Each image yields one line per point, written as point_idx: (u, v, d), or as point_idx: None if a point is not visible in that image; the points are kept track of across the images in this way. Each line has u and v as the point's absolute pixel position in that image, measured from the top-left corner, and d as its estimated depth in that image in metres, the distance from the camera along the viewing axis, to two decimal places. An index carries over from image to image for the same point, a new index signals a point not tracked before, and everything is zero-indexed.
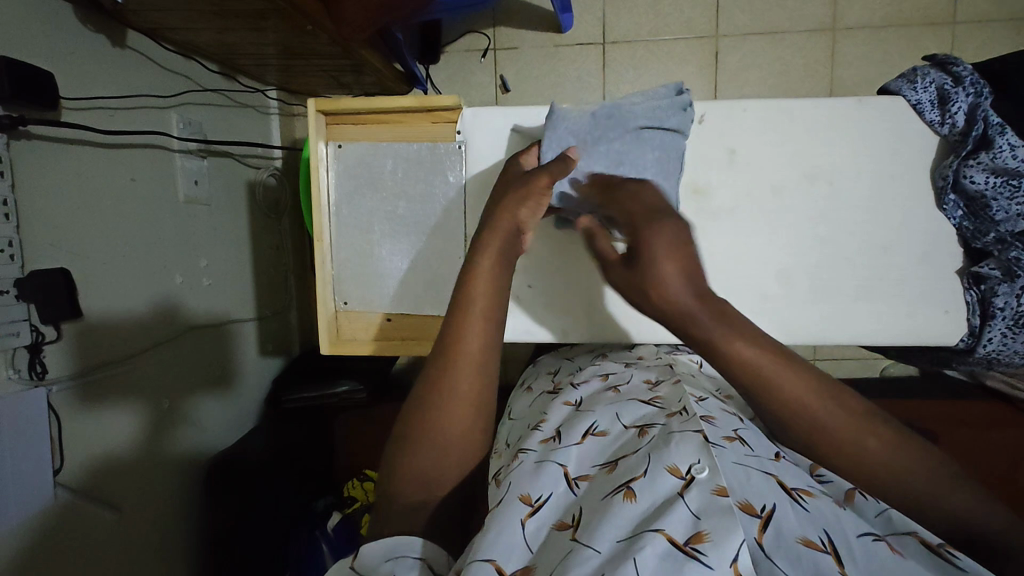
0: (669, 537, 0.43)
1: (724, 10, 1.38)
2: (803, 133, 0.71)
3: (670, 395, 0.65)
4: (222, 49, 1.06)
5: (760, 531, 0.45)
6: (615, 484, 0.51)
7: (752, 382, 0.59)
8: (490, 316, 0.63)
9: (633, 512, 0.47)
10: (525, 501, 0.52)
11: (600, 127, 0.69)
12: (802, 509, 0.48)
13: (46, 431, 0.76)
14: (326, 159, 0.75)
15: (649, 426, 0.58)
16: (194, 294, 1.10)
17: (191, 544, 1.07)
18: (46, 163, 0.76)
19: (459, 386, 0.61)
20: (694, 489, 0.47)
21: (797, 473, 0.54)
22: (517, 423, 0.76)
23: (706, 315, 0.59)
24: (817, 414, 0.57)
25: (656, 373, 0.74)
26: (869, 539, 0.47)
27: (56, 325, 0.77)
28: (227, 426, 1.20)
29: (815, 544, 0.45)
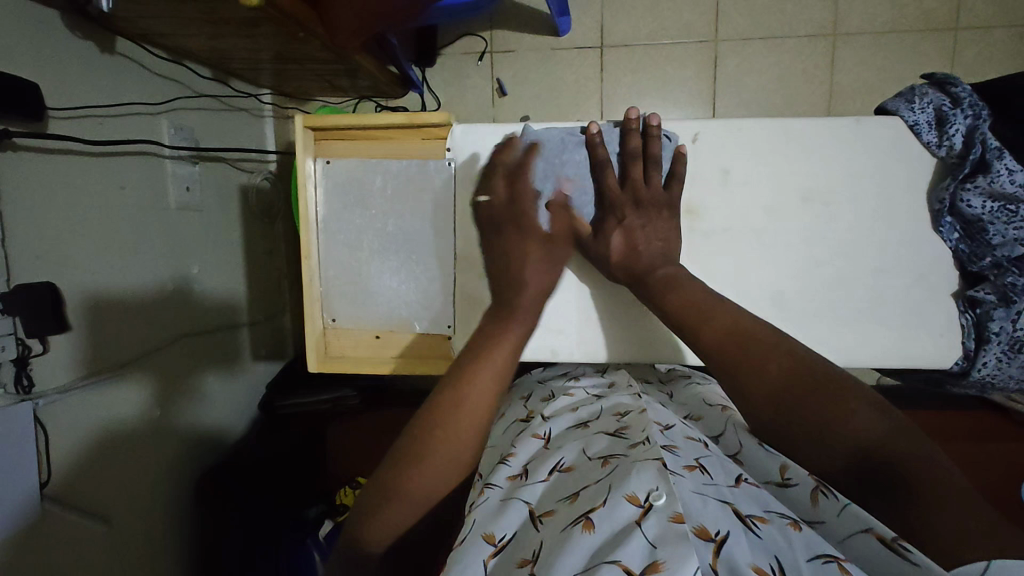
0: (624, 568, 0.44)
1: (723, 13, 1.37)
2: (799, 152, 0.70)
3: (635, 424, 0.67)
4: (214, 54, 1.05)
5: (713, 556, 0.46)
6: (575, 515, 0.53)
7: (682, 318, 0.64)
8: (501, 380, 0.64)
9: (589, 541, 0.49)
10: (489, 540, 0.56)
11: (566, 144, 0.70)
12: (755, 537, 0.49)
13: (32, 445, 0.75)
14: (315, 174, 0.74)
15: (612, 457, 0.61)
16: (184, 302, 1.09)
17: (180, 553, 1.06)
18: (30, 174, 0.75)
19: (454, 444, 0.60)
20: (651, 517, 0.49)
21: (758, 495, 0.55)
22: (490, 451, 0.78)
23: (657, 271, 0.67)
24: (734, 342, 0.61)
25: (626, 402, 0.76)
26: (820, 561, 0.46)
27: (42, 338, 0.76)
28: (218, 432, 1.20)
29: (765, 573, 0.45)
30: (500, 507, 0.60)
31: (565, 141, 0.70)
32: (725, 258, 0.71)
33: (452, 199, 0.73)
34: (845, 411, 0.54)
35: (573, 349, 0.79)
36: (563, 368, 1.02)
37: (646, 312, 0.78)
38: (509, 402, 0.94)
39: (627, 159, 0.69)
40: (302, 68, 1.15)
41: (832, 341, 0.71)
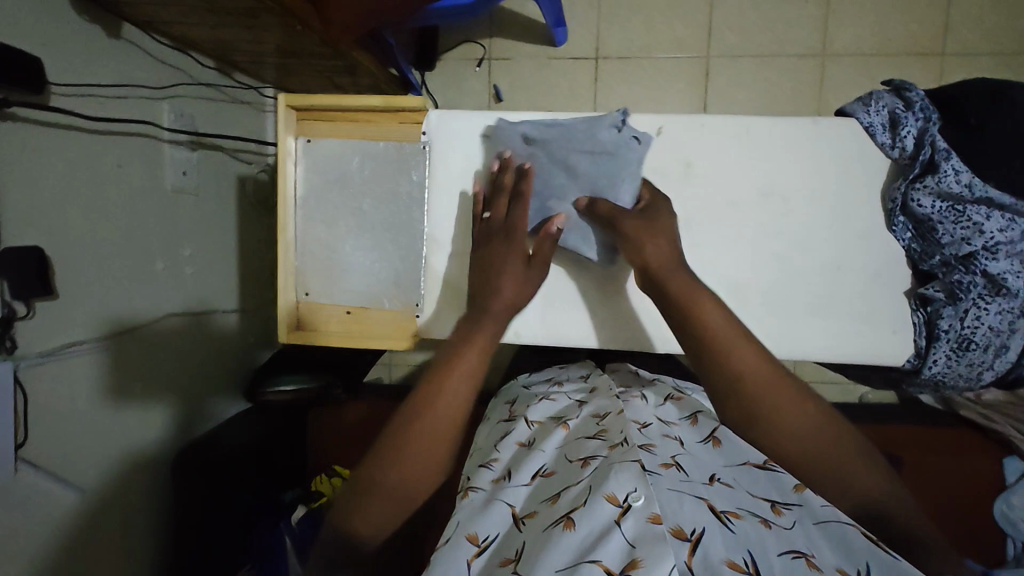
0: (606, 569, 0.48)
1: (715, 31, 1.41)
2: (760, 148, 0.72)
3: (614, 426, 0.69)
4: (218, 45, 1.09)
5: (688, 555, 0.49)
6: (557, 515, 0.57)
7: (713, 346, 0.66)
8: (474, 374, 0.66)
9: (573, 540, 0.52)
10: (471, 539, 0.60)
11: (540, 140, 0.72)
12: (729, 532, 0.52)
13: (11, 405, 0.77)
14: (296, 152, 0.76)
15: (592, 458, 0.63)
16: (175, 283, 1.11)
17: (151, 530, 1.07)
18: (29, 144, 0.78)
19: (416, 442, 0.62)
20: (630, 517, 0.52)
21: (730, 495, 0.57)
22: (476, 453, 0.82)
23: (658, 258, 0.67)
24: (768, 381, 0.64)
25: (604, 404, 0.77)
26: (789, 557, 0.49)
27: (28, 301, 0.78)
28: (200, 414, 1.21)
29: (739, 566, 0.48)
30: (484, 506, 0.63)
31: (528, 137, 0.73)
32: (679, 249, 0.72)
33: (429, 181, 0.75)
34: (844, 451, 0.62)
35: (535, 331, 0.81)
36: (548, 375, 1.06)
37: (616, 301, 0.80)
38: (494, 407, 0.97)
39: (592, 157, 0.71)
40: (303, 63, 1.19)
41: (784, 336, 0.72)
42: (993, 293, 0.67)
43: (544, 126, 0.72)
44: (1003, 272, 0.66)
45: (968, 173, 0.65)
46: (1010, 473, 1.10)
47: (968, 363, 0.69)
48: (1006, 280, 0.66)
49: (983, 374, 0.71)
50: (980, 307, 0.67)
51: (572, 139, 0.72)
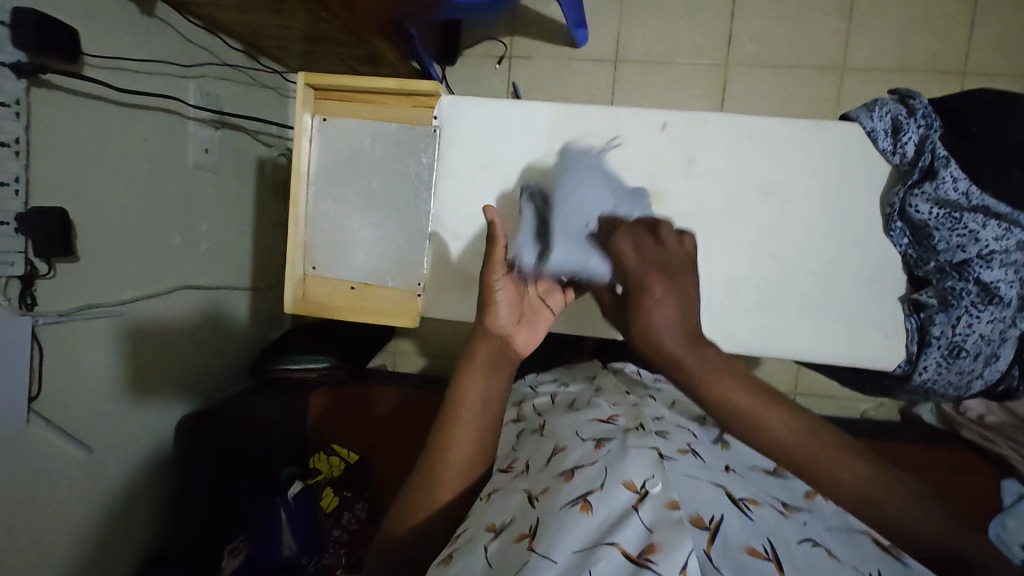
0: (623, 551, 0.51)
1: (735, 40, 1.42)
2: (760, 149, 0.72)
3: (626, 416, 0.76)
4: (246, 29, 1.13)
5: (707, 544, 0.52)
6: (573, 496, 0.59)
7: (729, 419, 0.58)
8: (492, 371, 0.67)
9: (590, 522, 0.55)
10: (488, 529, 0.59)
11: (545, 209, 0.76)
12: (748, 519, 0.57)
13: (28, 359, 0.80)
14: (311, 129, 0.79)
15: (606, 441, 0.68)
16: (190, 256, 1.15)
17: (152, 495, 1.10)
18: (59, 110, 0.81)
19: (455, 455, 0.64)
20: (647, 504, 0.56)
21: (738, 485, 0.64)
22: None
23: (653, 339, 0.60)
24: (792, 446, 0.56)
25: (615, 399, 0.85)
26: (807, 544, 0.56)
27: (50, 261, 0.82)
28: (207, 386, 1.24)
29: (758, 552, 0.53)
30: (505, 495, 0.64)
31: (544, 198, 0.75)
32: None
33: (436, 163, 0.77)
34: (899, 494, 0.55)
35: None
36: (554, 374, 1.09)
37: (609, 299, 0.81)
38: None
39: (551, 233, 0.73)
40: (327, 51, 1.23)
41: (776, 336, 0.73)
42: (985, 302, 0.67)
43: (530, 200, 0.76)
44: (995, 280, 0.66)
45: (967, 181, 0.64)
46: (1008, 495, 1.09)
47: (958, 370, 0.71)
48: (999, 289, 0.66)
49: (972, 383, 0.72)
50: (972, 315, 0.67)
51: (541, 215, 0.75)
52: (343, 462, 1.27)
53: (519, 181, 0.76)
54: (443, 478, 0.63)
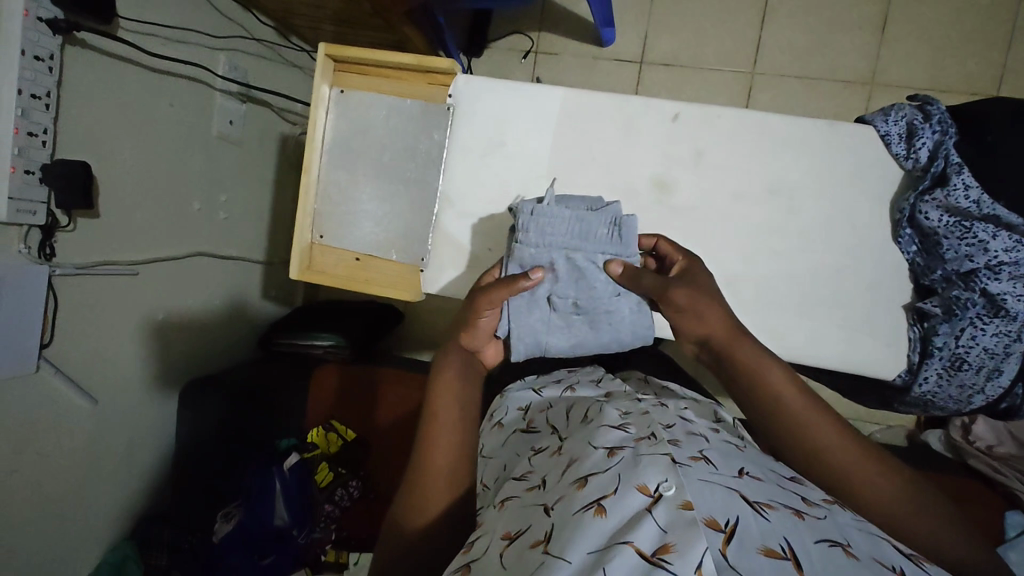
0: (637, 549, 0.46)
1: (764, 49, 1.41)
2: (772, 144, 0.72)
3: (639, 422, 0.67)
4: (278, 6, 1.16)
5: (721, 543, 0.46)
6: (586, 499, 0.53)
7: (782, 411, 0.61)
8: (465, 371, 0.75)
9: (604, 526, 0.49)
10: (505, 537, 0.56)
11: (543, 242, 0.71)
12: (762, 519, 0.48)
13: (42, 306, 0.82)
14: (328, 101, 0.80)
15: (619, 448, 0.59)
16: (207, 225, 1.17)
17: (152, 454, 1.13)
18: (90, 68, 0.84)
19: (439, 449, 0.68)
20: (661, 506, 0.50)
21: (763, 487, 0.54)
22: (489, 459, 0.77)
23: (679, 290, 0.65)
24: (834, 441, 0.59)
25: (625, 404, 0.76)
26: (826, 545, 0.47)
27: (70, 214, 0.84)
28: (213, 353, 1.27)
29: (775, 552, 0.45)
30: (525, 508, 0.58)
31: (542, 231, 0.71)
32: (683, 235, 0.73)
33: (449, 142, 0.78)
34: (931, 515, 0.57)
35: None
36: (558, 376, 1.02)
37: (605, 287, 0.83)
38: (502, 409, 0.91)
39: (523, 298, 0.73)
40: (356, 34, 1.25)
41: (778, 338, 0.72)
42: (991, 315, 0.66)
43: (526, 229, 0.71)
44: (1002, 292, 0.65)
45: (978, 190, 0.64)
46: (1012, 528, 1.05)
47: (960, 385, 0.69)
48: (1006, 301, 0.64)
49: (972, 399, 0.70)
50: (976, 327, 0.66)
51: (540, 240, 0.71)
52: (339, 439, 1.27)
53: (528, 162, 0.76)
54: (430, 466, 0.67)
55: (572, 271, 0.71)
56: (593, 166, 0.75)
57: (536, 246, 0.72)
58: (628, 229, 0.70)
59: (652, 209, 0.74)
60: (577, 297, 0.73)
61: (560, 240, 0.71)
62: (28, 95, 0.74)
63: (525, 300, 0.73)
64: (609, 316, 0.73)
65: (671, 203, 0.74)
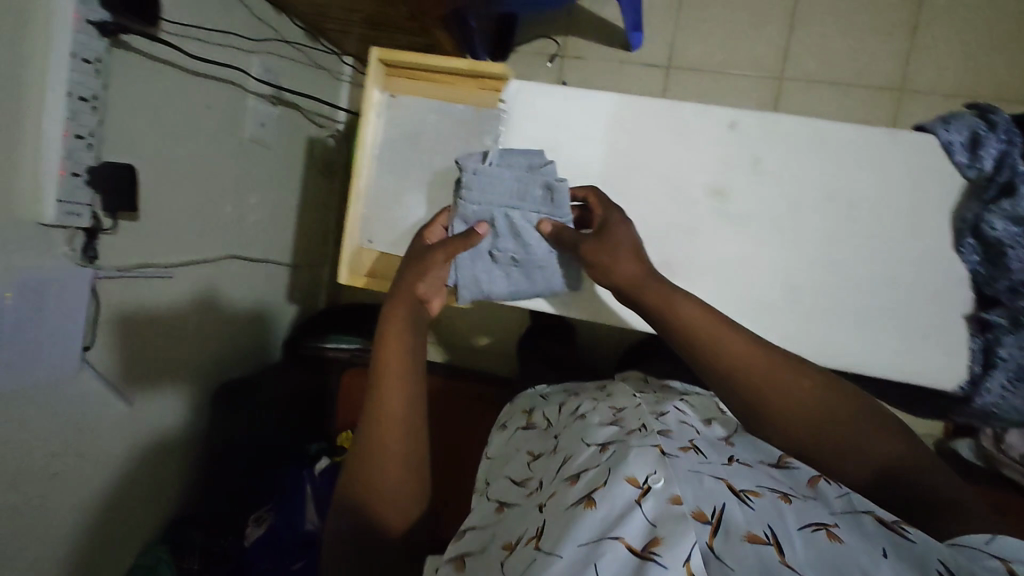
0: (627, 544, 0.47)
1: (793, 54, 1.41)
2: (830, 152, 0.72)
3: (630, 415, 0.68)
4: (311, 9, 1.15)
5: (710, 535, 0.47)
6: (577, 496, 0.54)
7: (695, 338, 0.63)
8: (414, 317, 0.69)
9: (593, 518, 0.50)
10: (506, 547, 0.56)
11: (485, 201, 0.74)
12: (749, 508, 0.50)
13: (84, 309, 0.82)
14: (377, 105, 0.80)
15: (610, 444, 0.61)
16: (238, 227, 1.17)
17: (182, 456, 1.12)
18: (133, 70, 0.84)
19: (390, 400, 0.65)
20: (650, 498, 0.51)
21: (751, 474, 0.55)
22: (494, 461, 0.80)
23: (589, 243, 0.69)
24: (747, 358, 0.61)
25: (622, 398, 0.77)
26: (811, 530, 0.48)
27: (113, 217, 0.84)
28: (240, 356, 1.26)
29: (759, 539, 0.47)
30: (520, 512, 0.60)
31: (485, 191, 0.74)
32: (738, 242, 0.73)
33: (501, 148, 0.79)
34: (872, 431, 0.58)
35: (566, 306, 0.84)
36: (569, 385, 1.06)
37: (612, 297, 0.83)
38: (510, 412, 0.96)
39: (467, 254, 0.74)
40: (386, 36, 1.25)
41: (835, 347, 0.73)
42: None
43: (470, 189, 0.74)
44: None
45: None
46: None
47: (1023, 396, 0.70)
48: None
49: None
50: None
51: (484, 201, 0.74)
52: None
53: (579, 167, 0.77)
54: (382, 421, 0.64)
55: (510, 228, 0.74)
56: (649, 172, 0.75)
57: (479, 205, 0.74)
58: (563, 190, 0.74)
59: (710, 217, 0.74)
60: (515, 251, 0.76)
61: (500, 198, 0.74)
62: (77, 97, 0.74)
63: (470, 256, 0.75)
64: (542, 270, 0.77)
65: (729, 211, 0.74)
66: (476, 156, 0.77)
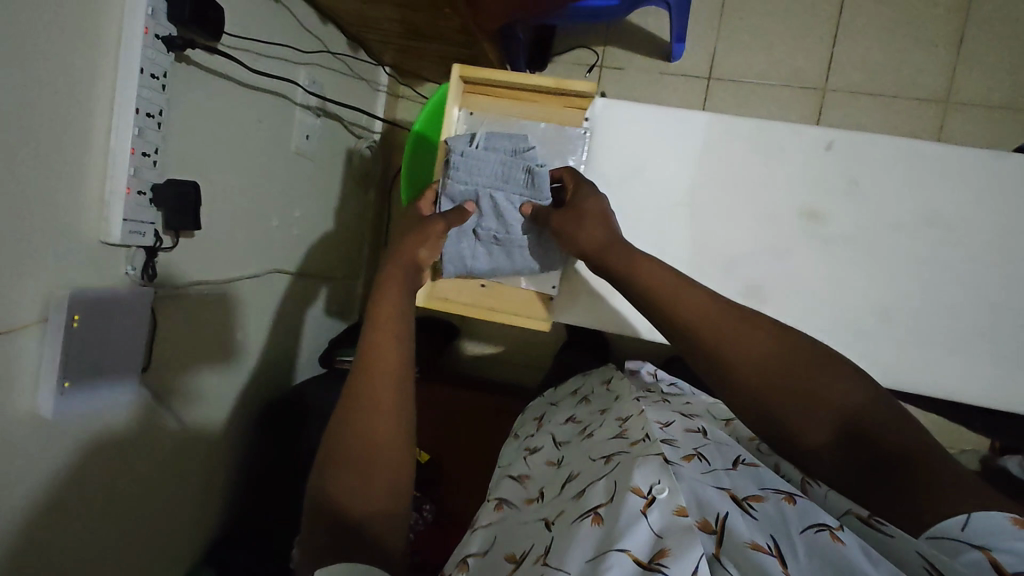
0: (633, 557, 0.52)
1: (836, 66, 1.39)
2: (927, 174, 0.80)
3: (635, 426, 0.77)
4: (358, 20, 1.14)
5: (716, 546, 0.53)
6: (586, 511, 0.61)
7: (654, 293, 0.69)
8: (406, 285, 0.74)
9: (598, 532, 0.57)
10: (510, 560, 0.63)
11: (471, 183, 0.84)
12: (751, 517, 0.55)
13: (143, 330, 0.79)
14: (460, 120, 0.91)
15: (614, 457, 0.71)
16: (283, 242, 1.15)
17: (224, 474, 1.10)
18: (195, 84, 0.82)
19: (382, 344, 0.68)
20: (655, 509, 0.56)
21: (754, 479, 0.61)
22: (512, 468, 0.90)
23: (560, 216, 0.79)
24: (704, 313, 0.65)
25: (627, 407, 0.87)
26: (814, 532, 0.52)
27: (174, 235, 0.82)
28: (281, 372, 1.25)
29: (761, 547, 0.51)
30: (527, 525, 0.69)
31: (471, 174, 0.84)
32: (844, 262, 0.82)
33: (598, 166, 0.87)
34: (836, 385, 0.58)
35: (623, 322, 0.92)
36: (574, 387, 1.19)
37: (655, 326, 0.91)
38: (526, 428, 1.08)
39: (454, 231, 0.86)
40: (429, 47, 1.23)
41: (914, 360, 0.81)
42: None
43: (459, 172, 0.84)
44: None
45: None
46: None
47: None
48: None
49: None
50: None
51: (471, 183, 0.84)
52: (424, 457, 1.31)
53: (674, 180, 0.85)
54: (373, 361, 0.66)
55: (494, 208, 0.85)
56: (748, 186, 0.84)
57: (465, 186, 0.84)
58: (542, 176, 0.83)
59: (811, 238, 0.82)
60: (497, 230, 0.87)
61: (486, 181, 0.84)
62: (144, 114, 0.72)
63: (456, 233, 0.86)
64: (521, 250, 0.87)
65: (823, 230, 0.82)
66: (465, 139, 0.87)
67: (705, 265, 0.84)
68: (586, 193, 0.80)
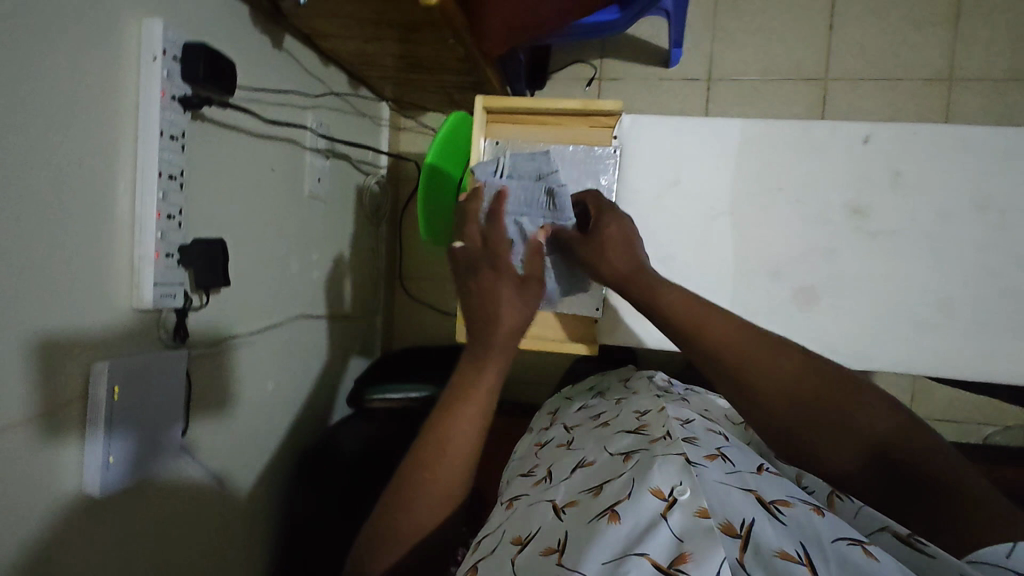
0: (653, 562, 0.49)
1: (835, 55, 1.39)
2: (971, 160, 0.81)
3: (655, 422, 0.75)
4: (360, 59, 1.14)
5: (739, 551, 0.50)
6: (601, 508, 0.58)
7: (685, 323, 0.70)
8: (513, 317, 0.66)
9: (618, 531, 0.53)
10: (514, 542, 0.59)
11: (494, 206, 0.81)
12: (779, 524, 0.53)
13: (181, 392, 0.78)
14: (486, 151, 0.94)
15: (633, 453, 0.68)
16: (304, 286, 1.14)
17: (264, 527, 1.08)
18: (211, 140, 0.81)
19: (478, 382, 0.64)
20: (676, 511, 0.54)
21: (779, 486, 0.60)
22: (519, 466, 0.87)
23: (586, 245, 0.79)
24: (735, 344, 0.68)
25: (644, 402, 0.84)
26: (843, 543, 0.51)
27: (204, 293, 0.81)
28: (312, 417, 1.23)
29: (790, 556, 0.49)
30: (533, 509, 0.65)
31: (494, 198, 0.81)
32: (892, 254, 0.83)
33: (634, 181, 0.89)
34: (864, 412, 0.63)
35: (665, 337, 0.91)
36: (591, 383, 1.15)
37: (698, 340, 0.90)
38: (537, 426, 1.05)
39: None
40: (431, 78, 1.23)
41: (974, 351, 0.82)
42: None
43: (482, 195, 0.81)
44: None
45: None
46: None
47: None
48: None
49: None
50: None
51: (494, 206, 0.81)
52: None
53: (710, 187, 0.87)
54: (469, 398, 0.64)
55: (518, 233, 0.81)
56: (788, 185, 0.85)
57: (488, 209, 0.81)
58: (563, 198, 0.81)
59: (854, 232, 0.84)
60: None
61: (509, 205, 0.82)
62: (167, 176, 0.72)
63: None
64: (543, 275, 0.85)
65: (868, 225, 0.84)
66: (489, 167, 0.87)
67: (751, 271, 0.86)
68: (613, 219, 0.80)
